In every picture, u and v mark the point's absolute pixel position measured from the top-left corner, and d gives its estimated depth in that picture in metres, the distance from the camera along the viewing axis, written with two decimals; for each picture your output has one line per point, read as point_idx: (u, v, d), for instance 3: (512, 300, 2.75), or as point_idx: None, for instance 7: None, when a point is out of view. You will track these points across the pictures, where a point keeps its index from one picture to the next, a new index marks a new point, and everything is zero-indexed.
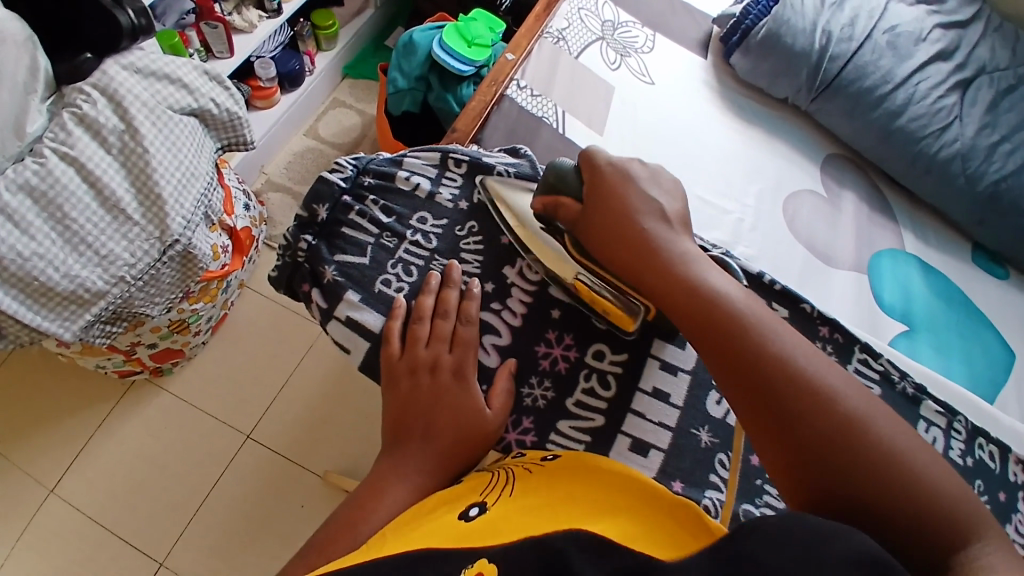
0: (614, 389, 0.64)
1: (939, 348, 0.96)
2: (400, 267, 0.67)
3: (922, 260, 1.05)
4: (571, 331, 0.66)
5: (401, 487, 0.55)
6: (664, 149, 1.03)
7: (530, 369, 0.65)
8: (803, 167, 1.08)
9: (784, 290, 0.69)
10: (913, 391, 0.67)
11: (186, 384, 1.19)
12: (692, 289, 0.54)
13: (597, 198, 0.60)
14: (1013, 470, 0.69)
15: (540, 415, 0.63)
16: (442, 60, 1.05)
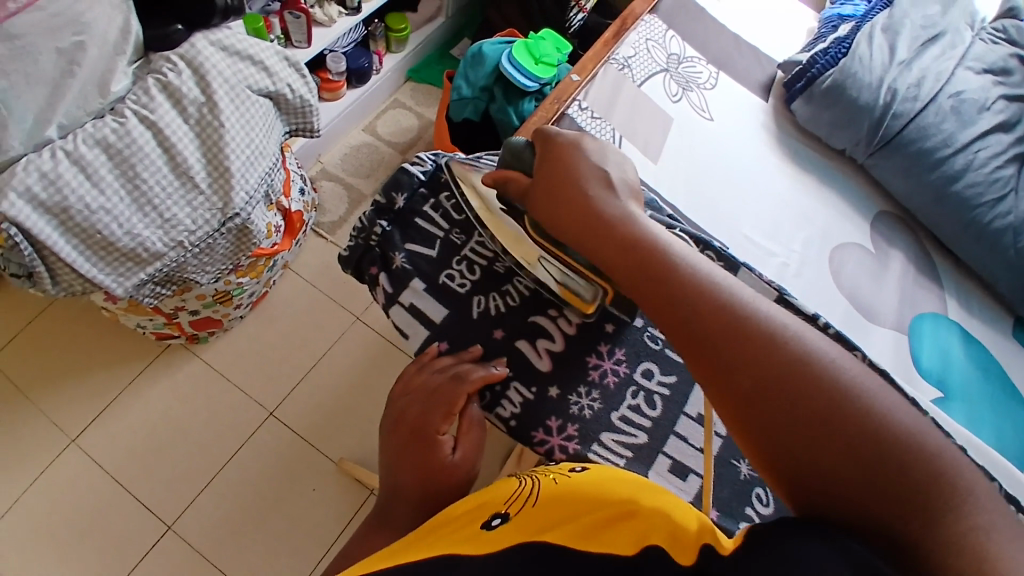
0: (659, 410, 0.65)
1: (972, 420, 0.94)
2: (465, 265, 0.68)
3: (963, 328, 1.03)
4: (623, 346, 0.66)
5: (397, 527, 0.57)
6: (716, 185, 1.04)
7: (579, 378, 0.65)
8: (854, 220, 1.08)
9: (836, 336, 0.69)
10: None
11: (218, 354, 1.22)
12: (632, 248, 0.54)
13: (545, 166, 0.61)
14: None
15: (584, 424, 0.63)
16: (509, 74, 1.07)
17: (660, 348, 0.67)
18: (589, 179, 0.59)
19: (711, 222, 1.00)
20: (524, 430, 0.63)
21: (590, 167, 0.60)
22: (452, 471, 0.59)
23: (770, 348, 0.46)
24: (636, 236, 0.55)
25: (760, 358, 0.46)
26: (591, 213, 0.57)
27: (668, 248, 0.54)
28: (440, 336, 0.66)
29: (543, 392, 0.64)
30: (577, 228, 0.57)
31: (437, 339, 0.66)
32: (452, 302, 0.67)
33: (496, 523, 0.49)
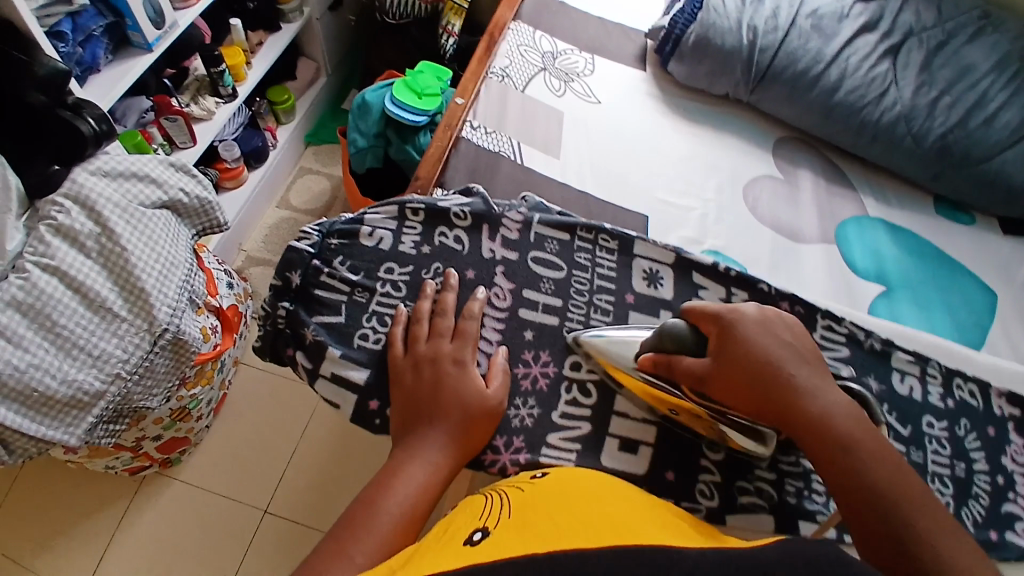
0: (597, 397, 0.66)
1: (918, 304, 0.99)
2: (375, 319, 0.66)
3: (887, 222, 1.09)
4: (546, 347, 0.67)
5: (422, 465, 0.55)
6: (620, 161, 1.07)
7: (513, 391, 0.65)
8: (755, 156, 1.12)
9: (739, 275, 0.71)
10: (881, 345, 0.68)
11: (195, 469, 1.19)
12: (778, 382, 0.58)
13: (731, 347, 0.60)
14: (998, 404, 0.68)
15: (529, 433, 0.63)
16: (396, 115, 1.09)
17: (582, 338, 0.68)
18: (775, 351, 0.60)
19: (626, 196, 1.03)
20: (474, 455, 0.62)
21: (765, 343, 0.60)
22: (486, 400, 0.60)
23: (856, 467, 0.54)
24: (787, 373, 0.58)
25: (847, 466, 0.55)
26: (746, 359, 0.59)
27: (810, 384, 0.58)
28: (370, 395, 0.63)
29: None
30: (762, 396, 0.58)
31: (368, 398, 0.63)
32: (372, 360, 0.64)
33: (482, 533, 0.46)
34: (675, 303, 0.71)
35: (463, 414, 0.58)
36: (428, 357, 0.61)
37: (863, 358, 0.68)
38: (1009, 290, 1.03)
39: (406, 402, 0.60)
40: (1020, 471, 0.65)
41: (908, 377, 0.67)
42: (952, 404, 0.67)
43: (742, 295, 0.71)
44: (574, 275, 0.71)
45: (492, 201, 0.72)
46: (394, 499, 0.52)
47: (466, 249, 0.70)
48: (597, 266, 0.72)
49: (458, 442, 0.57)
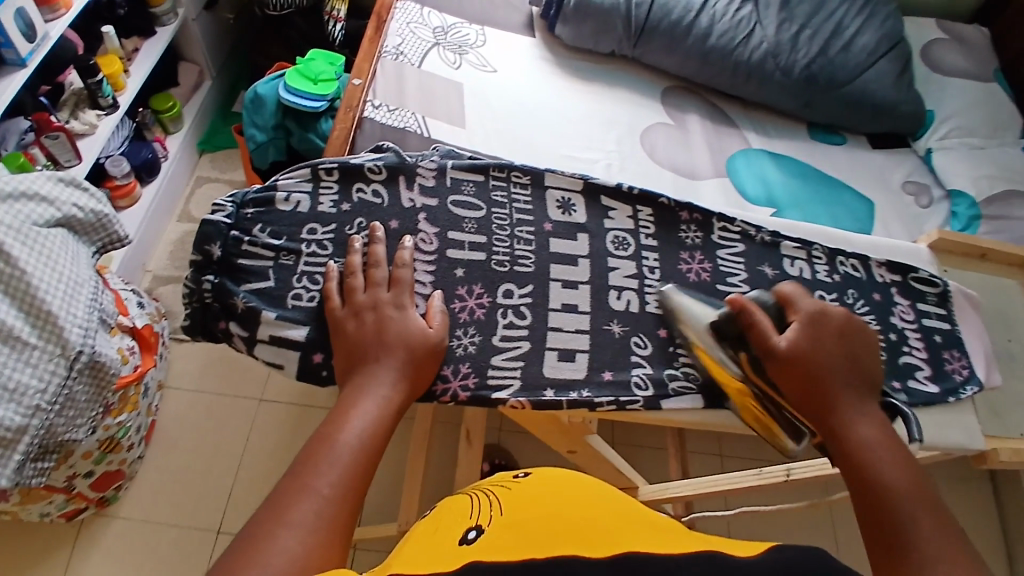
0: (531, 318, 0.68)
1: (806, 218, 1.11)
2: (306, 279, 0.65)
3: (770, 151, 1.20)
4: (477, 281, 0.68)
5: (375, 400, 0.55)
6: (523, 124, 1.11)
7: (452, 324, 0.66)
8: (646, 106, 1.20)
9: (641, 192, 0.76)
10: (769, 236, 0.76)
11: (137, 501, 1.13)
12: (823, 384, 0.61)
13: (817, 334, 0.63)
14: (879, 272, 0.77)
15: (473, 359, 0.65)
16: (292, 103, 1.07)
17: (510, 269, 0.70)
18: (831, 361, 0.62)
19: (532, 156, 1.08)
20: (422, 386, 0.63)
21: (827, 351, 0.63)
22: (429, 337, 0.61)
23: (876, 464, 0.55)
24: (832, 383, 0.61)
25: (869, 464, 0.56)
26: (808, 358, 0.62)
27: (850, 407, 0.60)
28: (313, 349, 0.63)
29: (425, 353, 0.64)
30: (809, 396, 0.61)
31: (311, 352, 0.63)
32: (308, 317, 0.64)
33: (478, 531, 0.47)
34: (589, 226, 0.74)
35: (406, 350, 0.59)
36: (367, 305, 0.61)
37: (757, 250, 0.77)
38: (882, 196, 1.17)
39: (348, 346, 0.60)
40: (907, 325, 0.75)
41: (797, 260, 0.76)
42: (838, 278, 0.76)
43: (648, 211, 0.76)
44: (493, 213, 0.72)
45: (405, 154, 0.73)
46: (350, 432, 0.52)
47: (386, 201, 0.70)
48: (514, 202, 0.74)
49: (406, 376, 0.58)
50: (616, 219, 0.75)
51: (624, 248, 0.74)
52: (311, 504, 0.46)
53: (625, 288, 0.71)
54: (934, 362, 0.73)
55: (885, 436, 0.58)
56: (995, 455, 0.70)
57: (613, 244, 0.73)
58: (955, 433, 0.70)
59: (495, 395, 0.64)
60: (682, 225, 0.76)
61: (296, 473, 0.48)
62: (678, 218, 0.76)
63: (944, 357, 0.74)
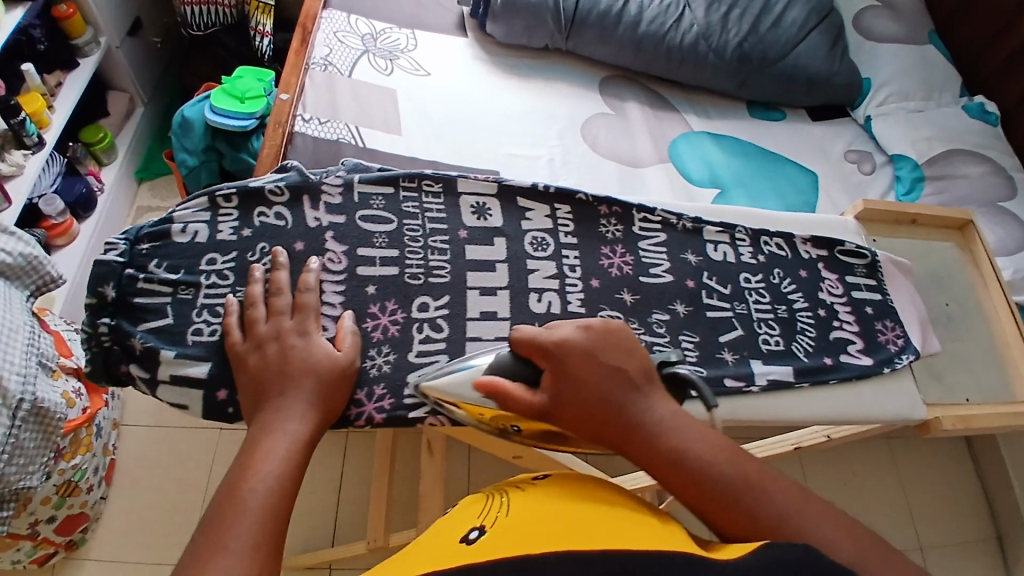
0: (447, 329, 0.65)
1: (751, 196, 1.12)
2: (207, 312, 0.62)
3: (711, 132, 1.20)
4: (391, 296, 0.65)
5: (284, 436, 0.53)
6: (462, 125, 1.09)
7: (365, 344, 0.63)
8: (585, 97, 1.19)
9: (557, 190, 0.73)
10: (690, 225, 0.75)
11: (105, 544, 1.06)
12: (608, 405, 0.56)
13: (575, 372, 0.57)
14: (804, 249, 0.77)
15: (388, 380, 0.62)
16: (220, 124, 1.03)
17: (425, 281, 0.67)
18: (603, 372, 0.57)
19: (474, 158, 1.06)
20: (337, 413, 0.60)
21: (599, 367, 0.57)
22: (338, 361, 0.59)
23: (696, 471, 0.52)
24: (615, 396, 0.56)
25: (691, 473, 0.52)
26: (584, 394, 0.56)
27: (639, 406, 0.56)
28: (216, 386, 0.60)
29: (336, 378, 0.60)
30: (602, 422, 0.56)
31: (214, 390, 0.60)
32: (209, 352, 0.61)
33: (479, 532, 0.48)
34: (506, 229, 0.71)
35: (313, 377, 0.57)
36: (270, 336, 0.59)
37: (679, 238, 0.75)
38: (825, 167, 1.17)
39: (252, 381, 0.57)
40: (836, 299, 0.75)
41: (721, 244, 0.75)
42: (762, 259, 0.75)
43: (566, 209, 0.73)
44: (405, 224, 0.69)
45: (307, 172, 0.69)
46: (262, 475, 0.49)
47: (289, 223, 0.66)
48: (426, 211, 0.70)
49: (317, 405, 0.56)
50: (533, 220, 0.72)
51: (543, 250, 0.71)
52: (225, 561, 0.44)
53: (545, 290, 0.69)
54: (867, 334, 0.73)
55: (682, 422, 0.56)
56: (937, 423, 0.70)
57: (532, 247, 0.71)
58: (897, 404, 0.70)
59: (412, 414, 0.61)
60: (602, 220, 0.73)
61: (208, 535, 0.46)
62: (597, 214, 0.74)
63: (879, 328, 0.74)
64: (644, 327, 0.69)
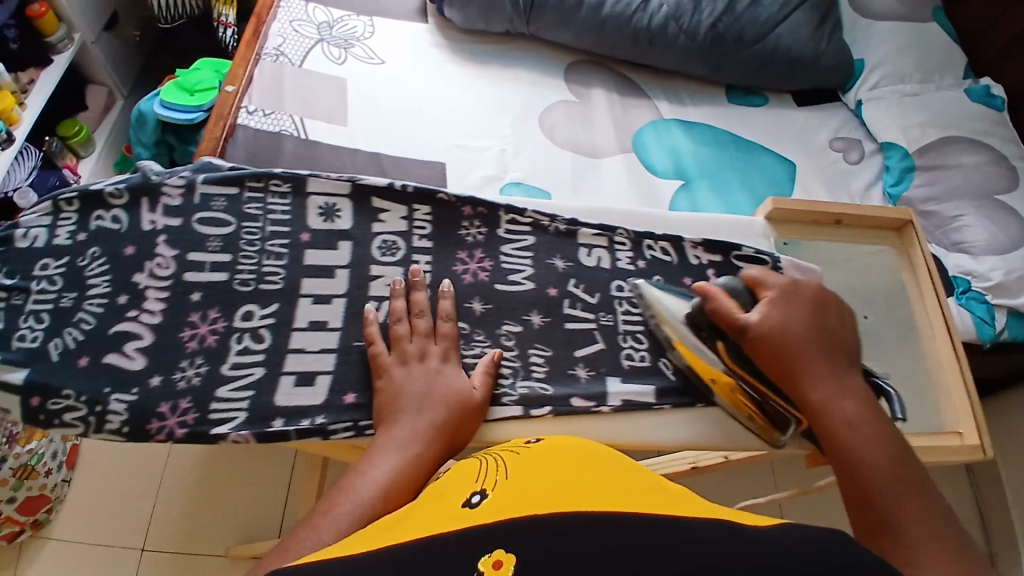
0: (269, 340, 0.47)
1: (716, 189, 1.04)
2: (33, 318, 0.47)
3: (681, 119, 1.12)
4: (214, 301, 0.47)
5: (391, 456, 0.41)
6: (410, 115, 1.05)
7: (173, 359, 0.46)
8: (547, 84, 1.13)
9: (415, 187, 0.53)
10: (565, 226, 0.55)
11: (68, 521, 1.06)
12: (803, 356, 0.48)
13: (791, 315, 0.49)
14: (694, 255, 0.56)
15: (195, 398, 0.45)
16: (166, 118, 1.04)
17: (249, 286, 0.48)
18: (812, 326, 0.49)
19: (418, 148, 1.02)
20: (129, 432, 0.44)
21: (800, 317, 0.49)
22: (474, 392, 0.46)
23: (853, 445, 0.45)
24: (813, 352, 0.48)
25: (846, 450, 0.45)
26: (783, 332, 0.48)
27: (831, 371, 0.48)
28: (30, 393, 0.45)
29: (134, 390, 0.45)
30: (790, 371, 0.48)
31: (25, 395, 0.45)
32: (30, 356, 0.46)
33: (482, 495, 0.37)
34: (355, 232, 0.51)
35: (447, 410, 0.44)
36: (416, 355, 0.46)
37: (549, 243, 0.54)
38: (803, 155, 1.07)
39: (386, 400, 0.45)
40: None
41: (596, 248, 0.56)
42: (640, 270, 0.55)
43: (426, 211, 0.53)
44: (243, 227, 0.50)
45: (160, 166, 0.53)
46: (372, 487, 0.39)
47: (125, 226, 0.50)
48: (266, 213, 0.50)
49: (444, 432, 0.44)
50: (385, 221, 0.52)
51: (389, 255, 0.50)
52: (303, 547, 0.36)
53: (378, 297, 0.49)
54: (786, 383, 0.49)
55: (868, 406, 0.47)
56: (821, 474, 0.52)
57: (376, 253, 0.50)
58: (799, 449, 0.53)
59: (214, 431, 0.44)
60: (463, 223, 0.53)
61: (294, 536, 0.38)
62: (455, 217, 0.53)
63: None
64: (488, 341, 0.50)
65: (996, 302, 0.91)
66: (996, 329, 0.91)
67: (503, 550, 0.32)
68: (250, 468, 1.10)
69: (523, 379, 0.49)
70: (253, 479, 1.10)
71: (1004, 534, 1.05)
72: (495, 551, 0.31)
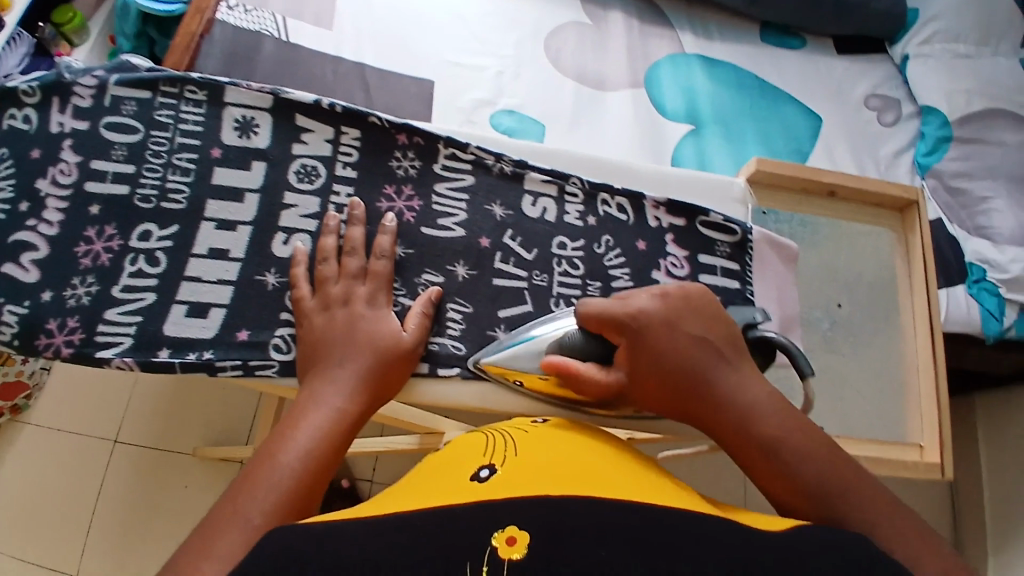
0: (166, 264, 0.42)
1: (728, 138, 0.94)
2: None
3: (704, 56, 1.00)
4: (113, 217, 0.43)
5: (318, 409, 0.36)
6: (405, 24, 0.96)
7: (64, 275, 0.42)
8: (559, 1, 1.02)
9: (346, 110, 0.46)
10: (511, 169, 0.47)
11: (50, 407, 0.99)
12: (681, 377, 0.37)
13: (641, 341, 0.38)
14: (655, 214, 0.48)
15: (84, 314, 0.41)
16: (144, 7, 0.95)
17: (156, 206, 0.44)
18: (681, 333, 0.38)
19: (408, 62, 0.93)
20: (19, 346, 0.42)
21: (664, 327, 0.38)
22: (407, 342, 0.41)
23: (785, 461, 0.33)
24: (690, 369, 0.37)
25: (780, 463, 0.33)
26: (651, 358, 0.37)
27: (718, 379, 0.36)
28: None
29: (25, 303, 0.42)
30: (672, 395, 0.37)
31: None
32: None
33: (492, 470, 0.33)
34: (272, 155, 0.45)
35: (374, 359, 0.39)
36: (339, 299, 0.41)
37: (492, 185, 0.47)
38: (836, 109, 0.95)
39: (308, 352, 0.40)
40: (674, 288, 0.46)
41: (542, 198, 0.47)
42: (591, 226, 0.47)
43: (354, 137, 0.46)
44: (151, 137, 0.45)
45: (70, 65, 0.47)
46: (295, 450, 0.34)
47: (33, 126, 0.46)
48: (178, 125, 0.45)
49: (369, 384, 0.38)
50: (310, 145, 0.46)
51: (309, 184, 0.45)
52: (231, 538, 0.29)
53: (293, 230, 0.44)
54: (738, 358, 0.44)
55: (774, 399, 0.36)
56: None
57: (296, 182, 0.45)
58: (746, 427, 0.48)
59: (99, 354, 0.40)
60: (396, 155, 0.46)
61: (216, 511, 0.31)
62: (391, 148, 0.46)
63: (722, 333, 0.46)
64: (402, 290, 0.43)
65: (1011, 296, 0.82)
66: (1004, 325, 0.82)
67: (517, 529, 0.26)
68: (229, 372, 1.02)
69: (434, 334, 0.43)
70: (222, 389, 1.01)
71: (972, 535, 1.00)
72: (508, 524, 0.26)
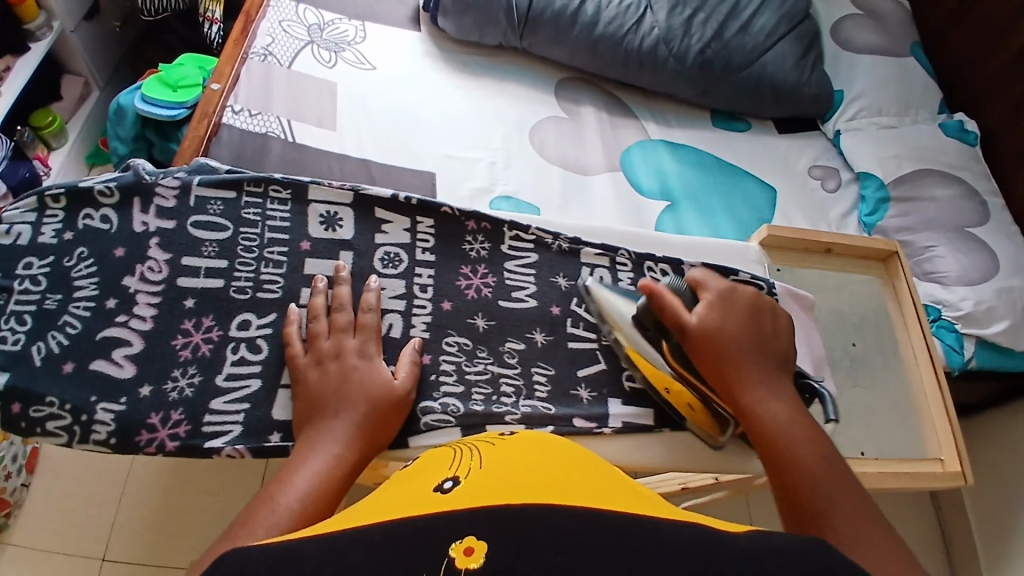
0: (268, 350, 0.46)
1: (701, 212, 1.05)
2: (12, 319, 0.45)
3: (668, 141, 1.13)
4: (210, 309, 0.47)
5: (317, 459, 0.40)
6: (402, 123, 1.03)
7: (163, 368, 0.45)
8: (538, 99, 1.13)
9: (420, 203, 0.53)
10: (569, 246, 0.55)
11: (26, 529, 0.90)
12: (736, 359, 0.47)
13: (722, 319, 0.48)
14: None
15: (189, 405, 0.44)
16: (147, 112, 0.99)
17: (252, 296, 0.48)
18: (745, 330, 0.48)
19: (409, 157, 1.00)
20: (117, 443, 0.43)
21: (733, 321, 0.48)
22: (397, 390, 0.45)
23: (788, 444, 0.43)
24: (744, 359, 0.47)
25: (781, 444, 0.43)
26: (720, 338, 0.47)
27: (762, 373, 0.47)
28: (9, 398, 0.43)
29: (123, 400, 0.44)
30: (724, 373, 0.46)
31: (6, 400, 0.43)
32: (11, 361, 0.44)
33: (456, 481, 0.33)
34: (358, 245, 0.51)
35: (369, 406, 0.43)
36: (331, 353, 0.45)
37: (552, 261, 0.55)
38: (785, 181, 1.10)
39: (306, 406, 0.43)
40: None
41: (598, 268, 0.55)
42: None
43: (429, 226, 0.53)
44: (241, 233, 0.49)
45: (150, 168, 0.50)
46: (294, 494, 0.37)
47: (115, 227, 0.48)
48: (268, 224, 0.50)
49: (364, 431, 0.42)
50: (390, 234, 0.52)
51: (393, 268, 0.51)
52: None
53: (386, 310, 0.49)
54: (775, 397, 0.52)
55: (792, 404, 0.46)
56: None
57: (382, 267, 0.50)
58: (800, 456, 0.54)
59: (209, 444, 0.44)
60: (467, 241, 0.53)
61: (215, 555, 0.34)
62: (462, 235, 0.53)
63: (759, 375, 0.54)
64: (491, 358, 0.50)
65: (966, 331, 0.94)
66: (965, 357, 0.95)
67: (474, 540, 0.27)
68: (226, 470, 0.96)
69: (526, 398, 0.49)
70: (220, 490, 0.95)
71: (965, 557, 1.07)
72: (467, 535, 0.27)
